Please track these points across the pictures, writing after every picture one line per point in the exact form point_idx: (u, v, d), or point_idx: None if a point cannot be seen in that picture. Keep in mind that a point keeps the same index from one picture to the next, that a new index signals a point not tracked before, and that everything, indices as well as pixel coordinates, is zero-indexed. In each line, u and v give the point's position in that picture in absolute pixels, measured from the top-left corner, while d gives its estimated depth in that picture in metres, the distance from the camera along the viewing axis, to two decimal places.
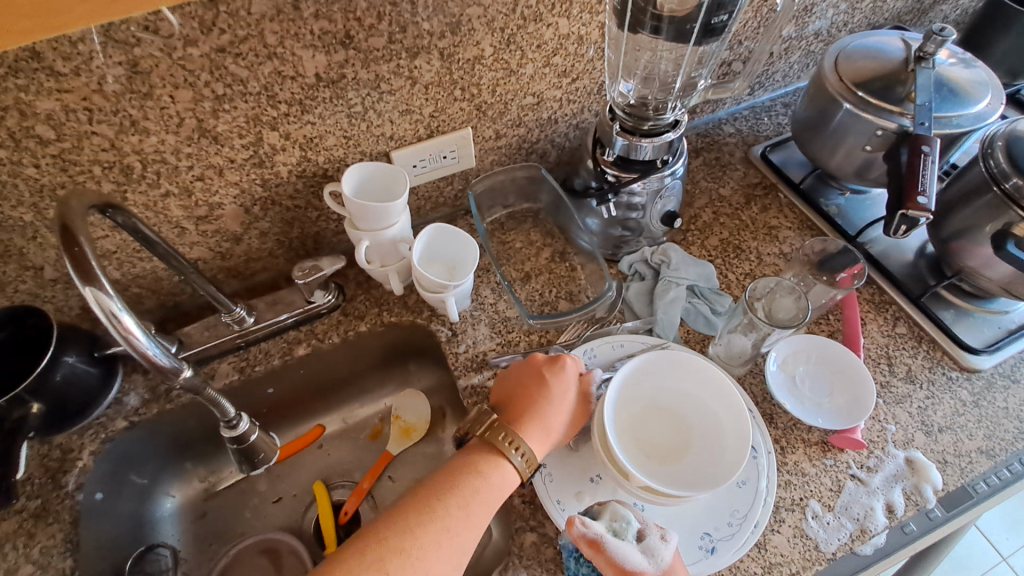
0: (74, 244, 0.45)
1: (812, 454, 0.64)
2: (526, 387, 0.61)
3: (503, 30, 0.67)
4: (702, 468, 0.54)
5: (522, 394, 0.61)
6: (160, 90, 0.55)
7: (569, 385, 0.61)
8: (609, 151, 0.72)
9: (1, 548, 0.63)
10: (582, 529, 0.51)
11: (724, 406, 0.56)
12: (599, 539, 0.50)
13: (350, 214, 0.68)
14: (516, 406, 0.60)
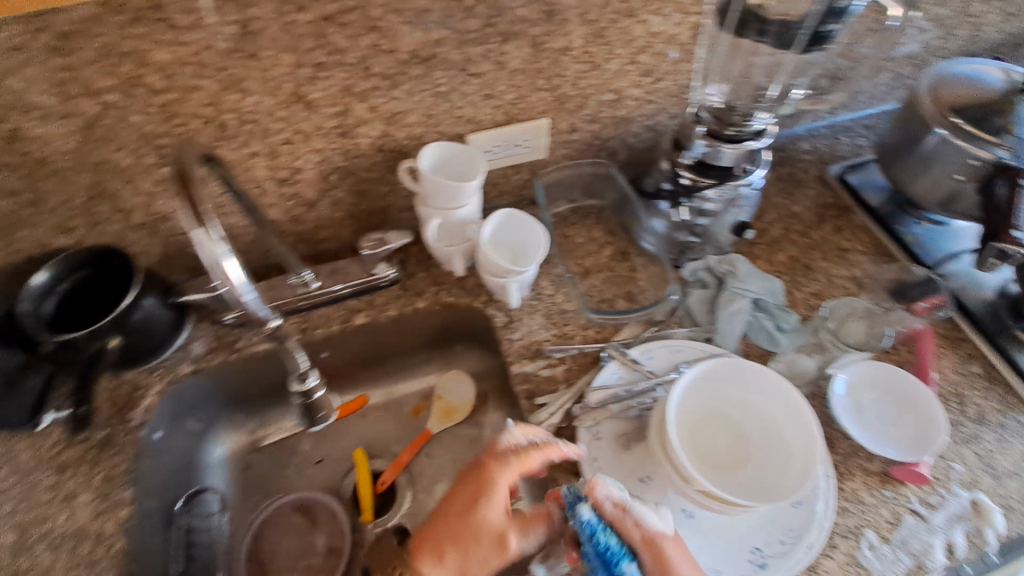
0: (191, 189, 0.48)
1: (871, 484, 0.62)
2: (469, 491, 0.56)
3: (596, 23, 0.67)
4: (760, 482, 0.54)
5: (463, 500, 0.56)
6: (266, 52, 0.57)
7: (502, 493, 0.56)
8: (687, 155, 0.71)
9: (70, 471, 0.67)
10: (608, 491, 0.54)
11: (786, 419, 0.55)
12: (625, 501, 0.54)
13: (423, 191, 0.69)
14: (456, 510, 0.56)
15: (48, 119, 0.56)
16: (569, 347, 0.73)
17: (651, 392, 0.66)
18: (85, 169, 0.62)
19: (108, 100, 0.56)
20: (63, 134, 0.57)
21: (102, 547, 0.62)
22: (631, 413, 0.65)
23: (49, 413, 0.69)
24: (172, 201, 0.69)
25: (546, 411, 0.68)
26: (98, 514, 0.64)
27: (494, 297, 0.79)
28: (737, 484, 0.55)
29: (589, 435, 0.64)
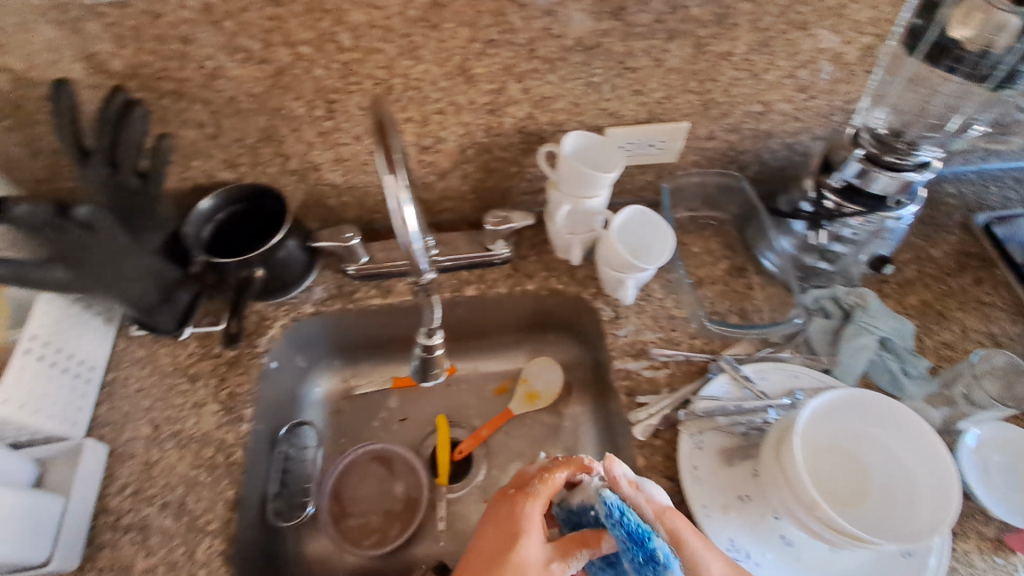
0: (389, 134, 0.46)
1: (984, 548, 0.60)
2: (499, 522, 0.52)
3: (766, 31, 0.66)
4: (883, 521, 0.54)
5: (494, 533, 0.52)
6: (447, 24, 0.60)
7: (533, 519, 0.52)
8: (836, 177, 0.69)
9: (201, 382, 0.73)
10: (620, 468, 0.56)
11: (913, 458, 0.55)
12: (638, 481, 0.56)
13: (561, 178, 0.71)
14: (485, 546, 0.52)
15: (246, 63, 0.61)
16: (675, 353, 0.72)
17: (762, 412, 0.65)
18: (262, 113, 0.67)
19: (301, 52, 0.61)
20: (255, 77, 0.63)
21: (223, 455, 0.68)
22: (738, 429, 0.65)
23: (189, 326, 0.76)
24: (325, 153, 0.74)
25: (646, 411, 0.68)
26: (222, 424, 0.70)
27: (603, 290, 0.80)
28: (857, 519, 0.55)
29: (691, 444, 0.65)
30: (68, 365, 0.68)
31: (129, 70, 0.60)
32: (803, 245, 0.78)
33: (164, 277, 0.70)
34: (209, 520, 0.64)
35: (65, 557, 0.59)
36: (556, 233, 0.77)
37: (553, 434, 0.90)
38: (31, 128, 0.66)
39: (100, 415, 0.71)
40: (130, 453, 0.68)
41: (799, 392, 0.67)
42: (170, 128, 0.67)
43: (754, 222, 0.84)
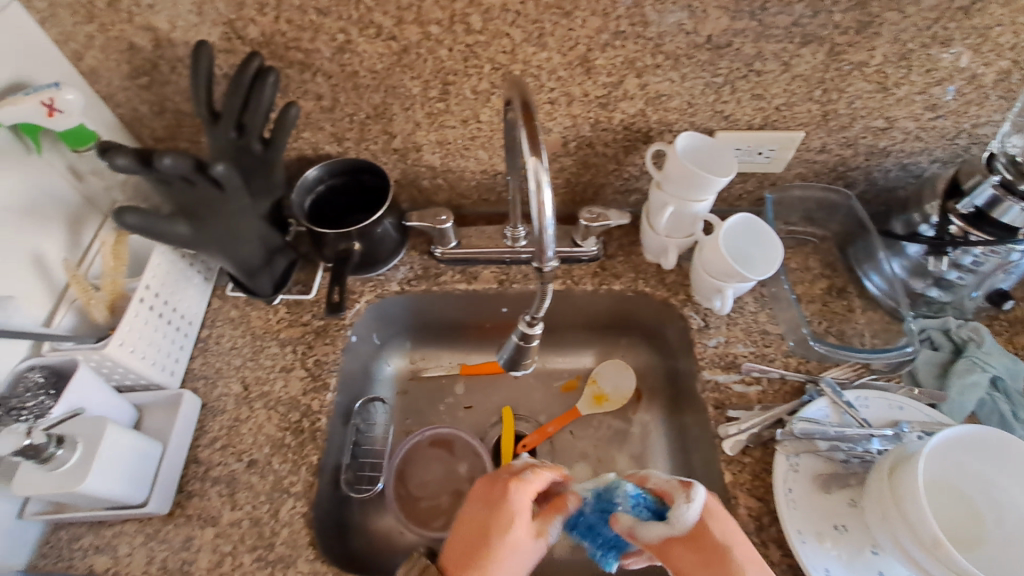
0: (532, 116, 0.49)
1: None
2: (492, 506, 0.56)
3: (905, 43, 0.63)
4: (1003, 565, 0.51)
5: (486, 515, 0.56)
6: (581, 13, 0.60)
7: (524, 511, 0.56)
8: (965, 203, 0.67)
9: (288, 348, 0.74)
10: (621, 527, 0.55)
11: None
12: (631, 530, 0.54)
13: (670, 177, 0.69)
14: (478, 526, 0.56)
15: (375, 38, 0.63)
16: (769, 369, 0.70)
17: (864, 441, 0.62)
18: (380, 89, 0.68)
19: (430, 32, 0.62)
20: (381, 52, 0.64)
21: (308, 420, 0.69)
22: (837, 456, 0.62)
23: (283, 293, 0.78)
24: (429, 135, 0.75)
25: (736, 426, 0.66)
26: (307, 391, 0.71)
27: (693, 297, 0.78)
28: (977, 562, 0.52)
29: (786, 465, 0.63)
30: (172, 319, 0.70)
31: (264, 37, 0.62)
32: (916, 268, 0.75)
33: (268, 241, 0.71)
34: (292, 482, 0.65)
35: (159, 502, 0.61)
36: (652, 235, 0.76)
37: (621, 439, 0.87)
38: (162, 87, 0.68)
39: (193, 368, 0.72)
40: (221, 408, 0.70)
41: (904, 424, 0.64)
42: (290, 97, 0.69)
43: (858, 241, 0.80)
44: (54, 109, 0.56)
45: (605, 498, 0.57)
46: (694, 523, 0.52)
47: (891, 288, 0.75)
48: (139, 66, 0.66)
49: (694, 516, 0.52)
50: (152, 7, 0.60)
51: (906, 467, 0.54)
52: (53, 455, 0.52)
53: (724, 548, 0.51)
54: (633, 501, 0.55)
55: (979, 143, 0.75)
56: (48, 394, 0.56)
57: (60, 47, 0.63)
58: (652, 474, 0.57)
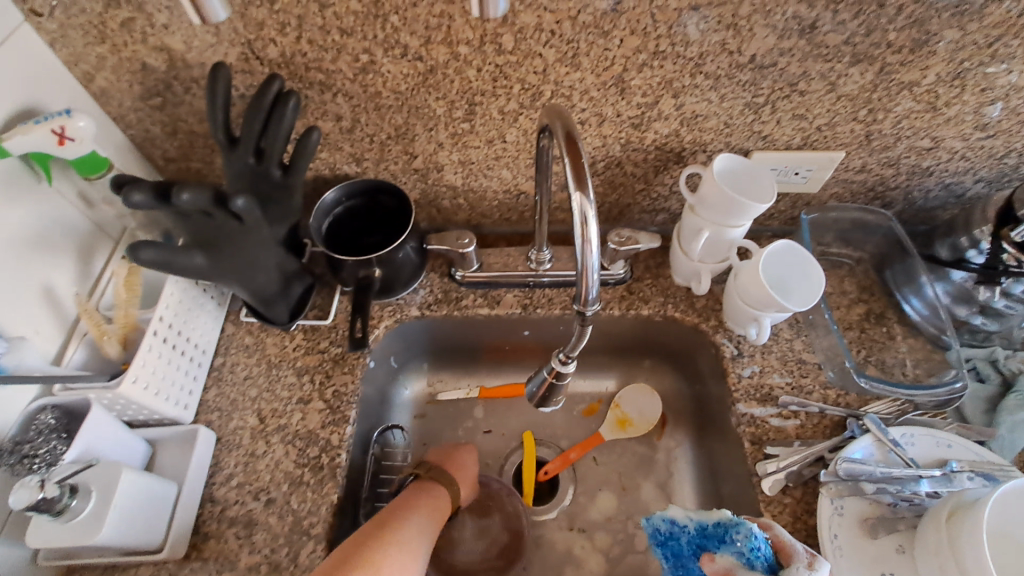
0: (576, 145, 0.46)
1: None
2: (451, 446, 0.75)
3: (960, 62, 0.60)
4: None
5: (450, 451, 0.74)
6: (618, 31, 0.57)
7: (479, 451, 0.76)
8: (1021, 229, 0.64)
9: (304, 377, 0.71)
10: (711, 564, 0.52)
11: None
12: (729, 570, 0.51)
13: (705, 201, 0.65)
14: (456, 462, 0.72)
15: (400, 58, 0.60)
16: (808, 402, 0.67)
17: (911, 483, 0.59)
18: (404, 110, 0.66)
19: (459, 52, 0.59)
20: (406, 72, 0.61)
21: (328, 456, 0.66)
22: (884, 498, 0.59)
23: (300, 319, 0.74)
24: (452, 155, 0.72)
25: (775, 463, 0.63)
26: (326, 424, 0.68)
27: (725, 323, 0.75)
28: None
29: (831, 508, 0.60)
30: (185, 348, 0.67)
31: (283, 58, 0.60)
32: (961, 294, 0.72)
33: (285, 268, 0.68)
34: (313, 523, 0.62)
35: (175, 546, 0.58)
36: (684, 260, 0.73)
37: (646, 467, 0.83)
38: (175, 108, 0.66)
39: (207, 399, 0.70)
40: (236, 442, 0.67)
41: (953, 463, 0.61)
42: (309, 118, 0.66)
43: (897, 263, 0.77)
44: (66, 136, 0.54)
45: (711, 531, 0.54)
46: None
47: (933, 314, 0.72)
48: (152, 86, 0.63)
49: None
50: (167, 28, 0.57)
51: (965, 515, 0.51)
52: (67, 506, 0.50)
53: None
54: (752, 551, 0.51)
55: None
56: (60, 439, 0.54)
57: (70, 68, 0.61)
58: (776, 526, 0.54)
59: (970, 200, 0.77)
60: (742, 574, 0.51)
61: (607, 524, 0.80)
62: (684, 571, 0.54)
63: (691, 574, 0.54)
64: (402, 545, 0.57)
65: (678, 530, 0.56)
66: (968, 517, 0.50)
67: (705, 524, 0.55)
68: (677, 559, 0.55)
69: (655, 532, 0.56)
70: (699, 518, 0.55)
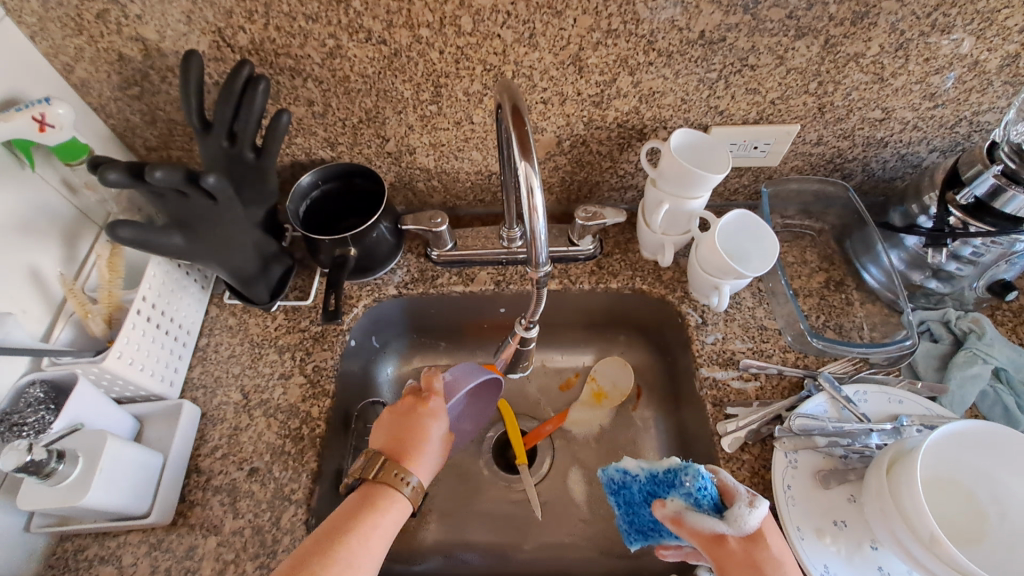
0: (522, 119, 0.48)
1: None
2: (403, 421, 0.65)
3: (903, 33, 0.62)
4: (1004, 561, 0.51)
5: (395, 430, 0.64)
6: (571, 11, 0.59)
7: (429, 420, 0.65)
8: (964, 193, 0.66)
9: (285, 353, 0.74)
10: (661, 509, 0.54)
11: None
12: (678, 514, 0.52)
13: (662, 174, 0.68)
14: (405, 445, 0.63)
15: (364, 43, 0.63)
16: (767, 364, 0.70)
17: (862, 436, 0.62)
18: (372, 93, 0.68)
19: (420, 35, 0.62)
20: (372, 56, 0.64)
21: (308, 427, 0.69)
22: (837, 452, 0.62)
23: (280, 300, 0.77)
24: (423, 137, 0.75)
25: (734, 423, 0.66)
26: (306, 397, 0.71)
27: (690, 294, 0.78)
28: (979, 559, 0.51)
29: (785, 461, 0.62)
30: (169, 329, 0.70)
31: (253, 45, 0.63)
32: (915, 260, 0.74)
33: (262, 248, 0.71)
34: (293, 490, 0.65)
35: (161, 513, 0.61)
36: (649, 233, 0.76)
37: (620, 437, 0.86)
38: (153, 97, 0.69)
39: (192, 376, 0.73)
40: (221, 416, 0.70)
41: (903, 417, 0.63)
42: (282, 103, 0.69)
43: (856, 233, 0.79)
44: (46, 122, 0.57)
45: (663, 478, 0.56)
46: (751, 531, 0.51)
47: (889, 280, 0.74)
48: (129, 76, 0.66)
49: (754, 522, 0.50)
50: (141, 18, 0.60)
51: (905, 462, 0.53)
52: (54, 470, 0.53)
53: (773, 562, 0.49)
54: (699, 491, 0.52)
55: (979, 131, 0.74)
56: (49, 410, 0.57)
57: (50, 60, 0.64)
58: (722, 470, 0.55)
59: (926, 169, 0.80)
60: (690, 516, 0.52)
61: (583, 491, 0.83)
62: (633, 516, 0.60)
63: (641, 518, 0.59)
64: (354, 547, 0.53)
65: (630, 480, 0.59)
66: (905, 464, 0.53)
67: (655, 472, 0.57)
68: (629, 508, 0.60)
69: (610, 483, 0.62)
70: (649, 467, 0.58)
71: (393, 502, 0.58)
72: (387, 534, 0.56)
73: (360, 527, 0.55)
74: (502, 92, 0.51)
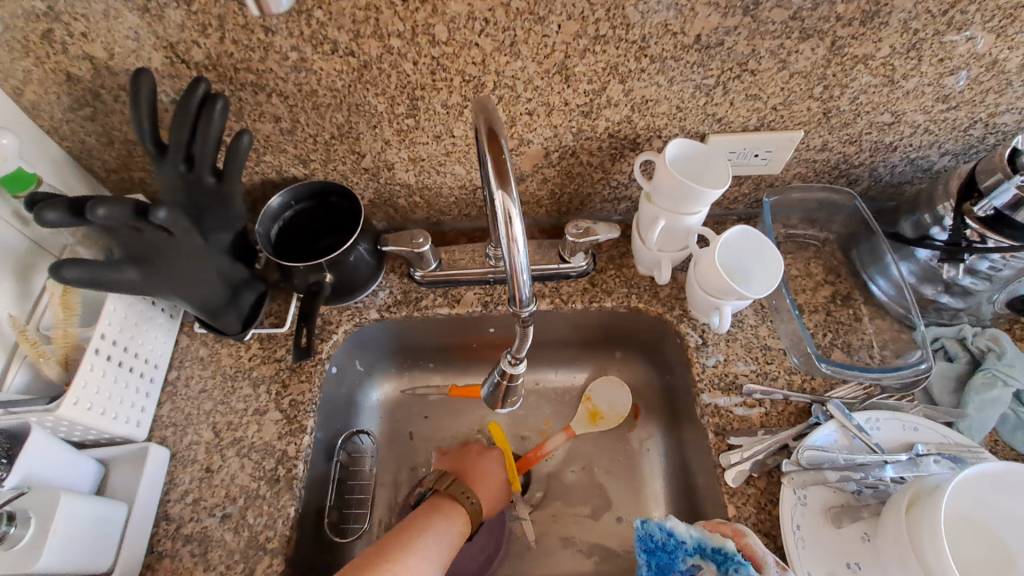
0: (497, 140, 0.43)
1: None
2: (470, 459, 0.77)
3: (917, 32, 0.57)
4: None
5: (463, 462, 0.76)
6: (554, 17, 0.54)
7: (492, 468, 0.76)
8: (983, 205, 0.60)
9: (259, 387, 0.70)
10: None
11: None
12: None
13: (657, 189, 0.64)
14: (473, 474, 0.74)
15: (331, 55, 0.58)
16: (772, 390, 0.66)
17: (876, 469, 0.58)
18: (343, 108, 0.63)
19: (391, 46, 0.57)
20: (340, 69, 0.59)
21: (284, 468, 0.64)
22: (848, 486, 0.58)
23: (253, 328, 0.73)
24: (401, 152, 0.70)
25: (738, 454, 0.61)
26: (282, 435, 0.66)
27: (689, 312, 0.73)
28: None
29: (793, 498, 0.58)
30: (133, 365, 0.65)
31: (210, 60, 0.58)
32: (926, 273, 0.69)
33: (230, 278, 0.66)
34: (269, 538, 0.61)
35: (126, 568, 0.57)
36: (644, 249, 0.71)
37: (618, 461, 0.82)
38: (108, 117, 0.64)
39: (162, 414, 0.68)
40: (192, 457, 0.66)
41: (919, 446, 0.59)
42: (246, 120, 0.65)
43: (863, 242, 0.75)
44: None
45: (710, 553, 0.54)
46: None
47: (898, 293, 0.70)
48: (80, 96, 0.61)
49: None
50: (87, 35, 0.55)
51: (925, 501, 0.49)
52: (6, 533, 0.49)
53: None
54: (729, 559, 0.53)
55: (995, 133, 0.69)
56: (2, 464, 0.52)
57: None
58: (750, 536, 0.55)
59: (938, 173, 0.75)
60: None
61: (581, 520, 0.78)
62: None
63: None
64: (410, 562, 0.59)
65: (669, 537, 0.56)
66: (927, 505, 0.48)
67: (703, 545, 0.55)
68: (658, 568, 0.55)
69: (646, 537, 0.57)
70: (697, 535, 0.56)
71: (460, 512, 0.68)
72: (433, 551, 0.62)
73: (417, 548, 0.61)
74: (477, 109, 0.46)
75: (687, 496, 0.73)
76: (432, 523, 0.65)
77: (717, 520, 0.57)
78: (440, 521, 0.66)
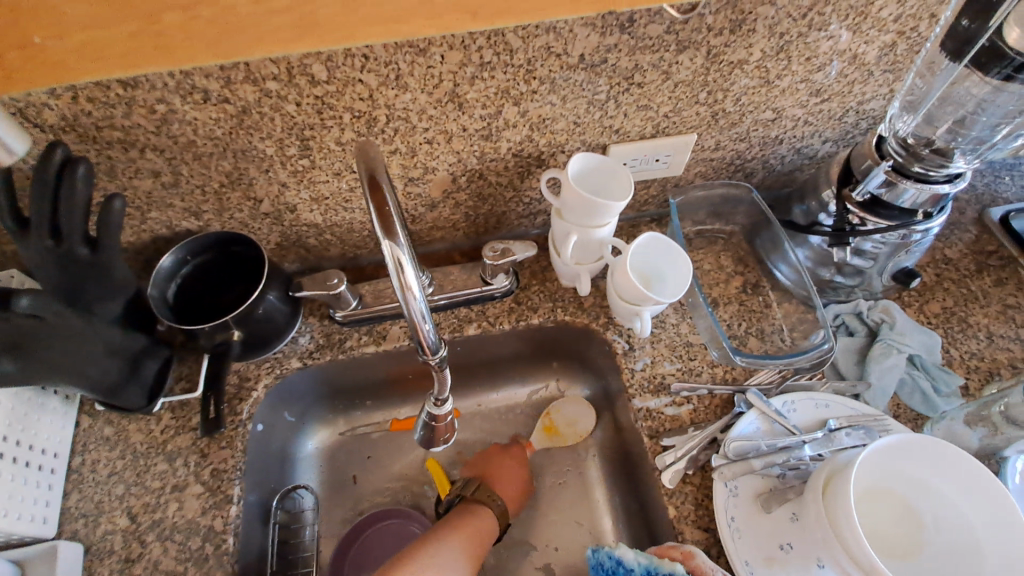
0: (378, 189, 0.42)
1: None
2: (494, 459, 0.80)
3: (782, 36, 0.61)
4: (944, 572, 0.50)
5: (490, 461, 0.80)
6: (436, 48, 0.53)
7: (516, 467, 0.79)
8: (860, 189, 0.65)
9: (175, 460, 0.65)
10: None
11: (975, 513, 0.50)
12: None
13: (563, 205, 0.65)
14: (499, 475, 0.78)
15: (204, 103, 0.54)
16: (698, 386, 0.68)
17: (796, 450, 0.61)
18: (227, 156, 0.60)
19: (269, 89, 0.54)
20: (216, 117, 0.56)
21: (212, 544, 0.61)
22: (773, 471, 0.61)
23: (162, 398, 0.67)
24: (301, 193, 0.67)
25: (672, 454, 0.63)
26: (206, 509, 0.62)
27: (614, 319, 0.75)
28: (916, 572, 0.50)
29: (726, 491, 0.61)
30: (28, 459, 0.59)
31: (66, 121, 0.53)
32: (820, 257, 0.74)
33: (125, 351, 0.61)
34: None
35: None
36: (562, 263, 0.72)
37: (565, 472, 0.82)
38: None
39: (68, 506, 0.62)
40: (107, 549, 0.60)
41: (831, 422, 0.64)
42: (122, 179, 0.60)
43: (764, 232, 0.79)
44: None
45: None
46: None
47: (798, 276, 0.74)
48: None
49: None
50: None
51: (838, 480, 0.52)
52: None
53: None
54: None
55: (866, 118, 0.74)
56: None
57: None
58: (699, 556, 0.56)
59: (822, 159, 0.80)
60: None
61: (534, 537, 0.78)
62: None
63: None
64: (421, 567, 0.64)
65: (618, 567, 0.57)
66: (839, 485, 0.51)
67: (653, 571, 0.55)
68: None
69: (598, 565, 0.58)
70: (645, 561, 0.56)
71: (486, 515, 0.72)
72: (451, 557, 0.66)
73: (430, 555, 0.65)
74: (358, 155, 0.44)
75: (632, 498, 0.75)
76: (452, 531, 0.69)
77: (667, 545, 0.58)
78: (462, 529, 0.69)
